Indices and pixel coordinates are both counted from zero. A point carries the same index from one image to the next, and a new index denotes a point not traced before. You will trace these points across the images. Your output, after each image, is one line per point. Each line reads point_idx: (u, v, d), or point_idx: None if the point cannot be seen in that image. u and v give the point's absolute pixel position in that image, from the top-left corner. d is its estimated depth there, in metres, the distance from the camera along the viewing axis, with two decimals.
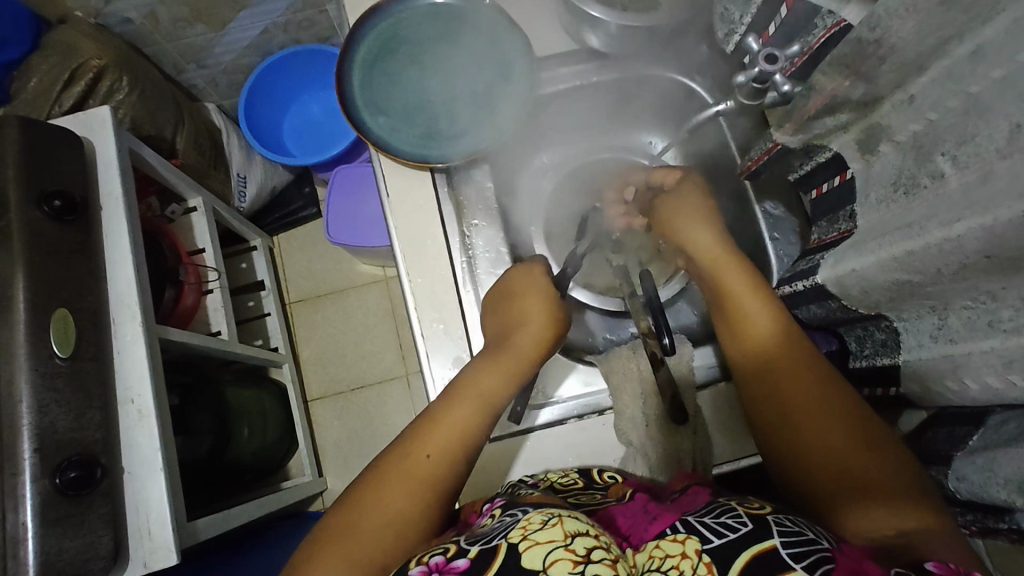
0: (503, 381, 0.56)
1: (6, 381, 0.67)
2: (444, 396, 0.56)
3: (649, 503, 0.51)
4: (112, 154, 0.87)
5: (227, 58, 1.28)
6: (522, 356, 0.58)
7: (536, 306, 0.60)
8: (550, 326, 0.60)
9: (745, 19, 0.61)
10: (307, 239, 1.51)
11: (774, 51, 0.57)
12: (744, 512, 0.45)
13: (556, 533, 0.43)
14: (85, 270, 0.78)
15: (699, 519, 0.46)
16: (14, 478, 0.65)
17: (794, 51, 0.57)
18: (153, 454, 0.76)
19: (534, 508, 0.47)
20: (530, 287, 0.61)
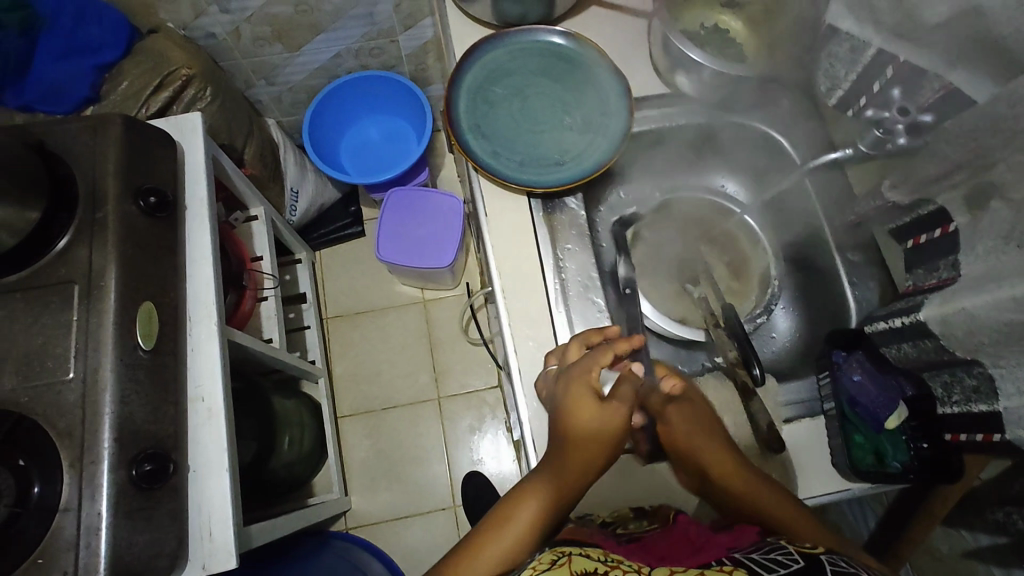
0: (546, 498, 0.57)
1: (92, 370, 0.68)
2: (498, 513, 0.57)
3: (698, 534, 0.54)
4: (201, 157, 0.90)
5: (295, 78, 1.33)
6: (575, 471, 0.57)
7: (592, 418, 0.56)
8: (603, 442, 0.57)
9: None
10: (349, 257, 1.53)
11: (908, 104, 0.61)
12: (796, 550, 0.48)
13: (563, 570, 0.46)
14: (170, 267, 0.80)
15: (747, 555, 0.48)
16: (94, 466, 0.65)
17: (925, 120, 0.59)
18: (220, 454, 0.76)
19: (556, 546, 0.51)
20: (587, 398, 0.56)
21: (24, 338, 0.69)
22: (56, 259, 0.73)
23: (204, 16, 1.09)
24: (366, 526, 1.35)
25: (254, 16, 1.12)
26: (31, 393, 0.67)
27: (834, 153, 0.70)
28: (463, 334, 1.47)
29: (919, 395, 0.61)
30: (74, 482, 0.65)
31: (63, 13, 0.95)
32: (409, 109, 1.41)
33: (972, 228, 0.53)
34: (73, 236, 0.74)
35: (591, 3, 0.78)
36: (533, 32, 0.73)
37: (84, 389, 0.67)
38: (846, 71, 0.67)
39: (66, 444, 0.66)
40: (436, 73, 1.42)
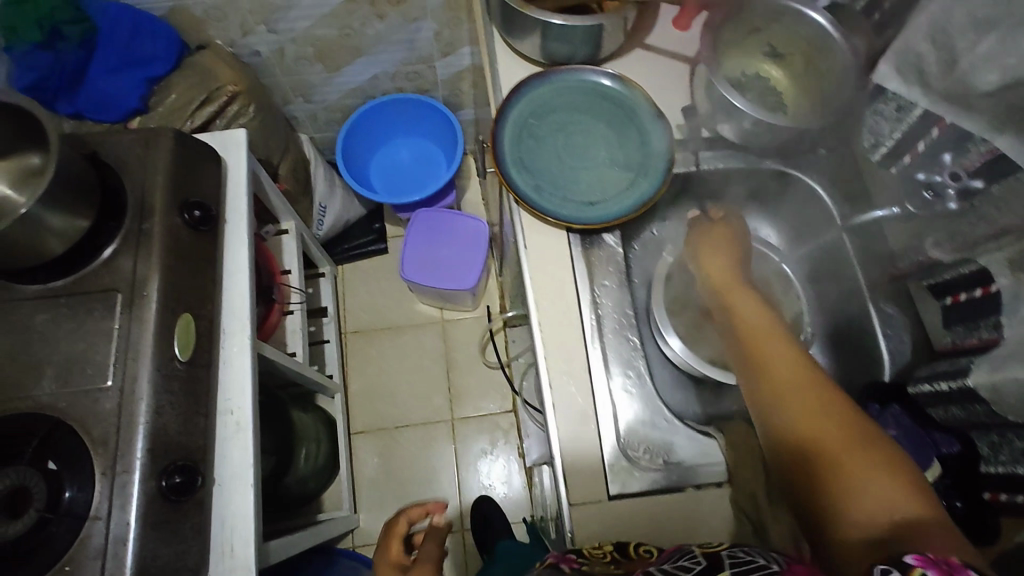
0: None
1: (130, 379, 0.69)
2: None
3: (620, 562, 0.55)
4: (243, 173, 0.92)
5: (331, 97, 1.35)
6: None
7: None
8: None
9: (895, 135, 0.69)
10: (370, 273, 1.55)
11: (960, 171, 0.62)
12: (700, 553, 0.50)
13: None
14: (209, 279, 0.81)
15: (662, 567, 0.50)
16: (125, 475, 0.66)
17: (976, 185, 0.60)
18: (245, 469, 0.77)
19: None
20: None
21: (66, 343, 0.71)
22: (102, 267, 0.74)
23: (251, 34, 1.12)
24: (373, 546, 1.34)
25: (300, 37, 1.15)
26: (69, 398, 0.69)
27: (878, 211, 0.71)
28: (481, 357, 1.48)
29: (961, 454, 0.60)
30: (104, 490, 0.65)
31: (119, 27, 0.98)
32: (439, 133, 1.44)
33: (1016, 288, 0.52)
34: (119, 245, 0.76)
35: (635, 46, 0.81)
36: (581, 71, 0.75)
37: (121, 398, 0.68)
38: (892, 129, 0.69)
39: (100, 451, 0.67)
40: (469, 99, 1.45)
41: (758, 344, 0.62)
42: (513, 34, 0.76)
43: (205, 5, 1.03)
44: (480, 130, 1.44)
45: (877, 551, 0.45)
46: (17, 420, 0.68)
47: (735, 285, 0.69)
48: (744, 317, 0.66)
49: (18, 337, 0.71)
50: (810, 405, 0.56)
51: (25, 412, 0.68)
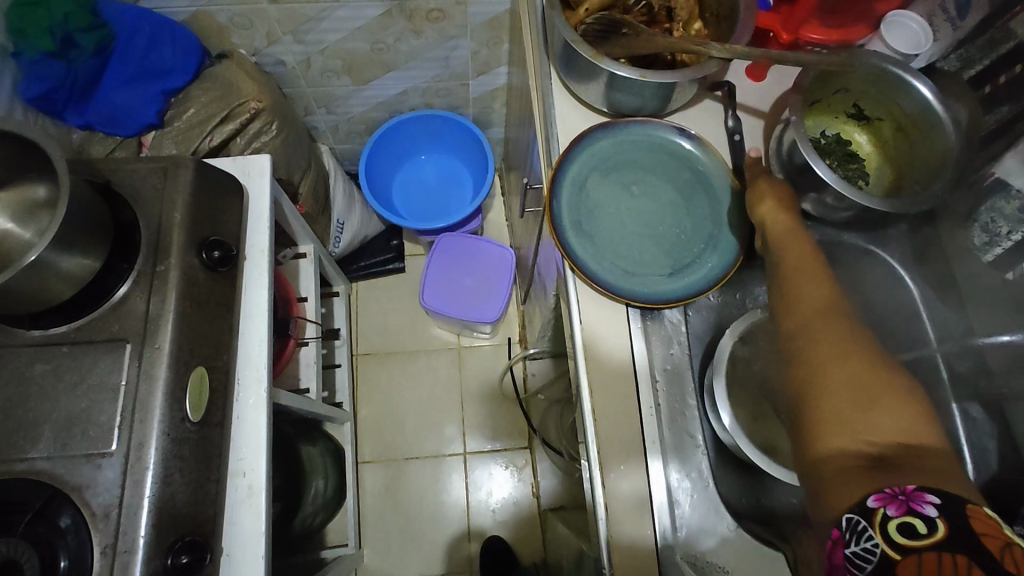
0: None
1: (136, 445, 0.63)
2: None
3: None
4: (264, 203, 0.85)
5: (356, 109, 1.28)
6: None
7: None
8: None
9: (1014, 235, 0.64)
10: (386, 293, 1.48)
11: None
12: None
13: None
14: (225, 326, 0.75)
15: None
16: (128, 555, 0.60)
17: None
18: (257, 540, 0.71)
19: None
20: None
21: (67, 400, 0.64)
22: (110, 314, 0.68)
23: (277, 44, 1.05)
24: None
25: (329, 50, 1.07)
26: (68, 462, 0.62)
27: (1006, 336, 0.65)
28: (499, 390, 1.42)
29: None
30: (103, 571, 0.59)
31: (138, 35, 0.91)
32: (468, 152, 1.37)
33: None
34: (130, 288, 0.69)
35: (705, 96, 0.74)
36: (649, 127, 0.69)
37: (125, 466, 0.62)
38: (1010, 229, 0.64)
39: (101, 526, 0.61)
40: (501, 117, 1.37)
41: (787, 271, 0.56)
42: (575, 79, 0.69)
43: (230, 12, 0.95)
44: (512, 151, 1.37)
45: (857, 471, 0.44)
46: (17, 485, 0.62)
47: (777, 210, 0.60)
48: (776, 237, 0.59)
49: (14, 389, 0.65)
50: (827, 329, 0.50)
51: (26, 476, 0.62)
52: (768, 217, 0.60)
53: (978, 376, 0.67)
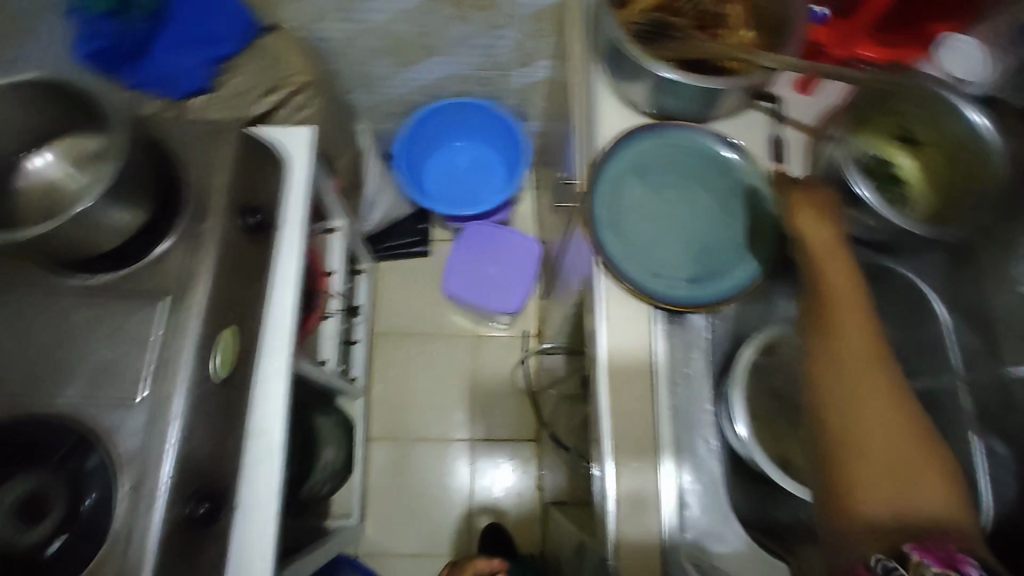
0: None
1: (164, 395, 0.65)
2: None
3: None
4: (303, 175, 0.87)
5: (396, 91, 1.29)
6: None
7: None
8: None
9: None
10: (408, 275, 1.50)
11: None
12: None
13: None
14: (256, 291, 0.77)
15: None
16: (150, 499, 0.62)
17: None
18: (270, 497, 0.74)
19: None
20: None
21: (102, 347, 0.67)
22: (149, 269, 0.70)
23: (324, 20, 1.06)
24: (375, 556, 1.31)
25: (376, 30, 1.09)
26: (99, 405, 0.65)
27: None
28: (510, 381, 1.43)
29: None
30: (126, 511, 0.62)
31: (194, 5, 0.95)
32: (503, 143, 1.37)
33: None
34: (171, 244, 0.72)
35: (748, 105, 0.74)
36: (692, 131, 0.69)
37: (154, 415, 0.65)
38: None
39: (126, 469, 0.64)
40: (538, 111, 1.37)
41: (828, 297, 0.56)
42: (619, 78, 0.69)
43: None
44: (545, 146, 1.37)
45: (890, 528, 0.46)
46: (42, 425, 0.65)
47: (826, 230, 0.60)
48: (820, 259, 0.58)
49: (52, 332, 0.67)
50: (869, 378, 0.52)
51: (48, 416, 0.65)
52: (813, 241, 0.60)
53: (1002, 413, 0.67)
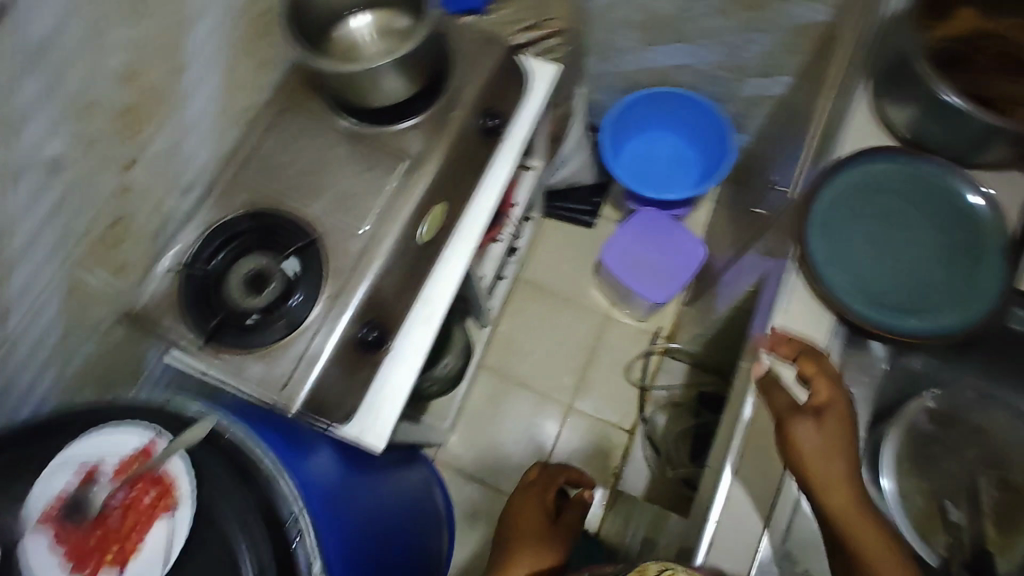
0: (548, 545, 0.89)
1: (379, 235, 0.78)
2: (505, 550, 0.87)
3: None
4: (537, 102, 0.95)
5: (626, 67, 1.35)
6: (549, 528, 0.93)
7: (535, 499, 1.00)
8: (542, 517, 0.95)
9: None
10: (569, 238, 1.56)
11: None
12: None
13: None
14: (470, 184, 0.87)
15: None
16: (343, 309, 0.75)
17: None
18: (418, 354, 0.83)
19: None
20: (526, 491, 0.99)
21: (342, 182, 0.81)
22: (392, 136, 0.83)
23: None
24: (448, 467, 1.42)
25: (638, 3, 1.15)
26: (330, 225, 0.79)
27: None
28: (624, 371, 1.45)
29: None
30: (321, 313, 0.75)
31: None
32: (708, 145, 1.37)
33: None
34: (414, 124, 0.83)
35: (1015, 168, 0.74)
36: (948, 175, 0.73)
37: (366, 248, 0.77)
38: None
39: (332, 280, 0.77)
40: (753, 127, 1.36)
41: (833, 487, 0.63)
42: None
43: None
44: (747, 162, 1.36)
45: None
46: (289, 223, 0.79)
47: (822, 430, 0.64)
48: (823, 467, 0.63)
49: (317, 157, 0.82)
50: (868, 529, 0.61)
51: (297, 219, 0.79)
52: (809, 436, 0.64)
53: None
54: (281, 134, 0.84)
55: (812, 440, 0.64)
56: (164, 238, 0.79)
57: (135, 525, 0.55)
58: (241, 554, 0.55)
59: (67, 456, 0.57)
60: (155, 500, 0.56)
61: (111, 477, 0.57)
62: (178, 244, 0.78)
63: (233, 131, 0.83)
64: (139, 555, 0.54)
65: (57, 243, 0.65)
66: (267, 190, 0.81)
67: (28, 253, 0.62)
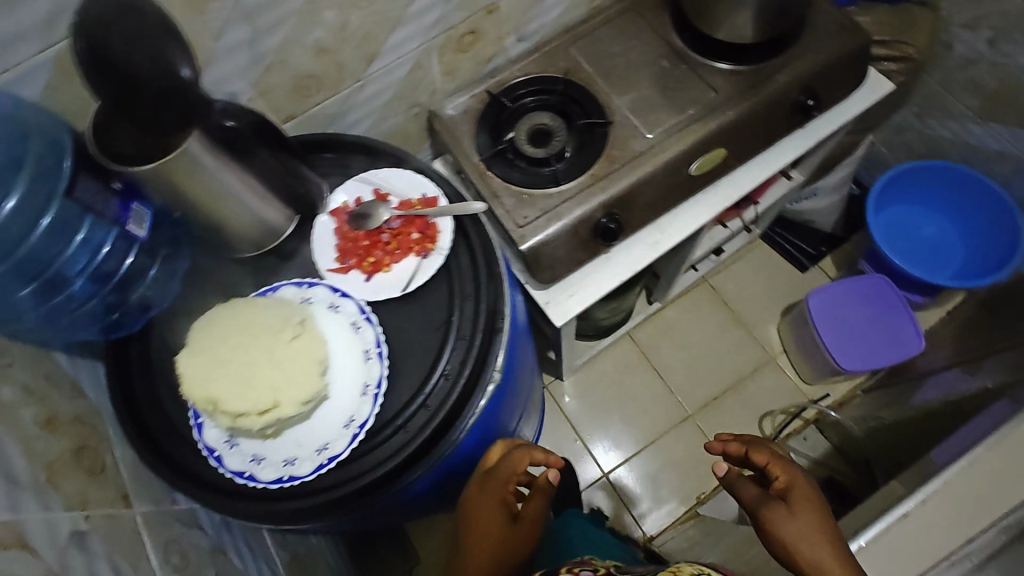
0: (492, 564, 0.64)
1: (660, 147, 0.83)
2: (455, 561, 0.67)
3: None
4: (855, 108, 0.92)
5: (938, 133, 1.25)
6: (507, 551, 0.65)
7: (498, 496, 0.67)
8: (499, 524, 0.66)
9: None
10: (774, 269, 1.50)
11: None
12: None
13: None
14: (753, 149, 0.88)
15: None
16: (598, 191, 0.81)
17: None
18: (627, 268, 0.87)
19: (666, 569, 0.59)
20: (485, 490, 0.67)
21: (648, 89, 0.86)
22: (709, 72, 0.87)
23: (970, 30, 1.06)
24: (553, 402, 1.46)
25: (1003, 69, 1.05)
26: (622, 120, 0.85)
27: None
28: (760, 417, 1.38)
29: None
30: (579, 186, 0.82)
31: None
32: (987, 246, 1.22)
33: None
34: (730, 69, 0.87)
35: None
36: None
37: (644, 153, 0.82)
38: None
39: (601, 163, 0.82)
40: None
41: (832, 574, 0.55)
42: None
43: None
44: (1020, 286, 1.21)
45: None
46: (592, 102, 0.86)
47: (795, 514, 0.59)
48: (811, 555, 0.56)
49: (639, 59, 0.88)
50: None
51: (600, 103, 0.86)
52: (790, 521, 0.59)
53: None
54: (617, 28, 0.90)
55: (793, 524, 0.58)
56: (488, 68, 0.90)
57: (397, 249, 0.65)
58: (461, 314, 0.62)
59: (374, 176, 0.69)
60: (420, 240, 0.65)
61: (395, 206, 0.67)
62: (497, 77, 0.89)
63: (582, 8, 0.91)
64: (389, 271, 0.65)
65: (434, 24, 0.78)
66: (584, 67, 0.89)
67: (416, 18, 0.75)
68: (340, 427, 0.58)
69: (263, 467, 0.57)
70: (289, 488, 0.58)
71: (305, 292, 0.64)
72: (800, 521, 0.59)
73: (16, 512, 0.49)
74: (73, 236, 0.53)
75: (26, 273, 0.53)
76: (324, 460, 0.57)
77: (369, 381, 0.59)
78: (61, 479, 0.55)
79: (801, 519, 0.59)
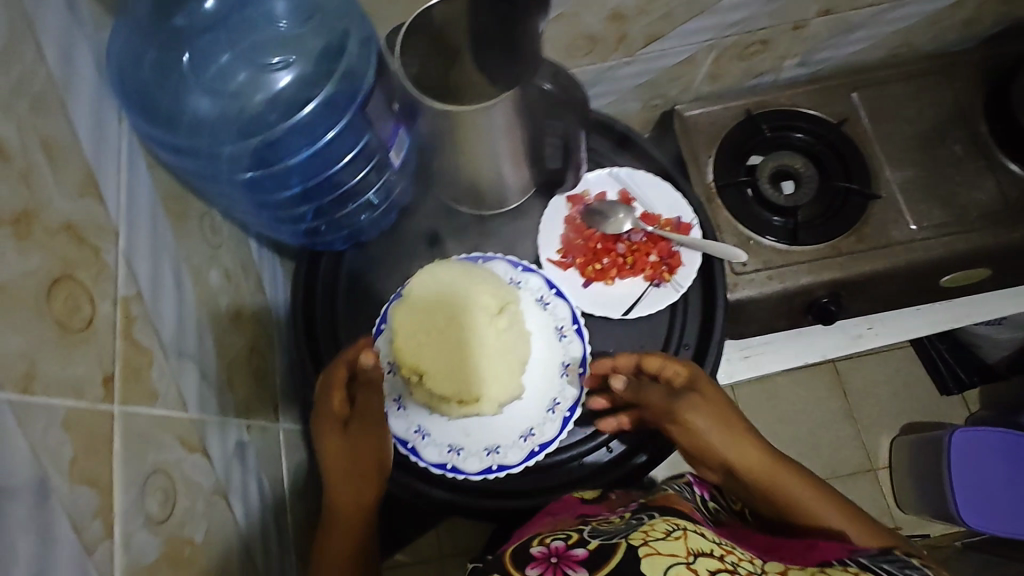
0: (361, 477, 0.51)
1: (920, 242, 0.72)
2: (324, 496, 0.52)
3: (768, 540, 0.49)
4: None
5: None
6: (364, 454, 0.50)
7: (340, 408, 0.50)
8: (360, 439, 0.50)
9: None
10: None
11: None
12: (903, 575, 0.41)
13: (680, 544, 0.40)
14: (1009, 275, 0.77)
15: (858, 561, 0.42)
16: (834, 267, 0.72)
17: None
18: (814, 352, 0.82)
19: (659, 514, 0.45)
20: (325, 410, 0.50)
21: (928, 170, 0.74)
22: (1001, 172, 0.74)
23: None
24: None
25: None
26: (885, 195, 0.74)
27: None
28: None
29: None
30: (814, 252, 0.72)
31: None
32: None
33: None
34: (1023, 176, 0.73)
35: None
36: None
37: (899, 241, 0.72)
38: None
39: (845, 235, 0.72)
40: None
41: (749, 465, 0.51)
42: None
43: None
44: None
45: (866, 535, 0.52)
46: (860, 164, 0.74)
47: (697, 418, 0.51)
48: (723, 453, 0.52)
49: (928, 133, 0.76)
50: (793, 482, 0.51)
51: (868, 169, 0.75)
52: (703, 413, 0.51)
53: None
54: (914, 86, 0.77)
55: (706, 418, 0.51)
56: (752, 82, 0.80)
57: (628, 265, 0.59)
58: None
59: (626, 172, 0.62)
60: (655, 265, 0.59)
61: (637, 216, 0.60)
62: (761, 97, 0.78)
63: (882, 51, 0.78)
64: (611, 286, 0.59)
65: (736, 22, 0.67)
66: (862, 119, 0.77)
67: (724, 12, 0.65)
68: (517, 437, 0.54)
69: (426, 445, 0.54)
70: (447, 475, 0.54)
71: (517, 274, 0.57)
72: (708, 409, 0.51)
73: (203, 411, 0.47)
74: (345, 155, 0.54)
75: (278, 180, 0.53)
76: (492, 466, 0.53)
77: (559, 399, 0.54)
78: (236, 380, 0.53)
79: (717, 409, 0.52)
